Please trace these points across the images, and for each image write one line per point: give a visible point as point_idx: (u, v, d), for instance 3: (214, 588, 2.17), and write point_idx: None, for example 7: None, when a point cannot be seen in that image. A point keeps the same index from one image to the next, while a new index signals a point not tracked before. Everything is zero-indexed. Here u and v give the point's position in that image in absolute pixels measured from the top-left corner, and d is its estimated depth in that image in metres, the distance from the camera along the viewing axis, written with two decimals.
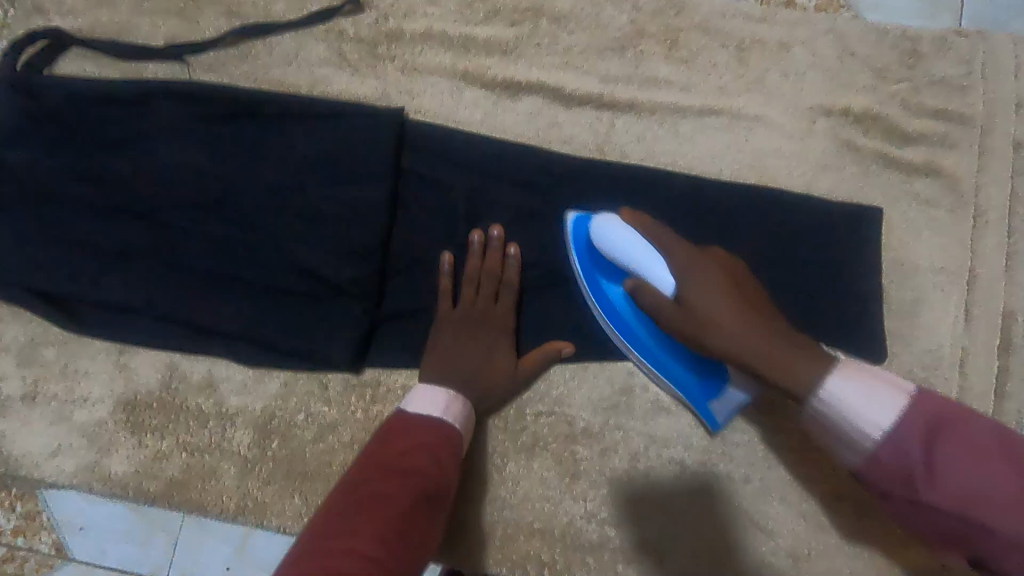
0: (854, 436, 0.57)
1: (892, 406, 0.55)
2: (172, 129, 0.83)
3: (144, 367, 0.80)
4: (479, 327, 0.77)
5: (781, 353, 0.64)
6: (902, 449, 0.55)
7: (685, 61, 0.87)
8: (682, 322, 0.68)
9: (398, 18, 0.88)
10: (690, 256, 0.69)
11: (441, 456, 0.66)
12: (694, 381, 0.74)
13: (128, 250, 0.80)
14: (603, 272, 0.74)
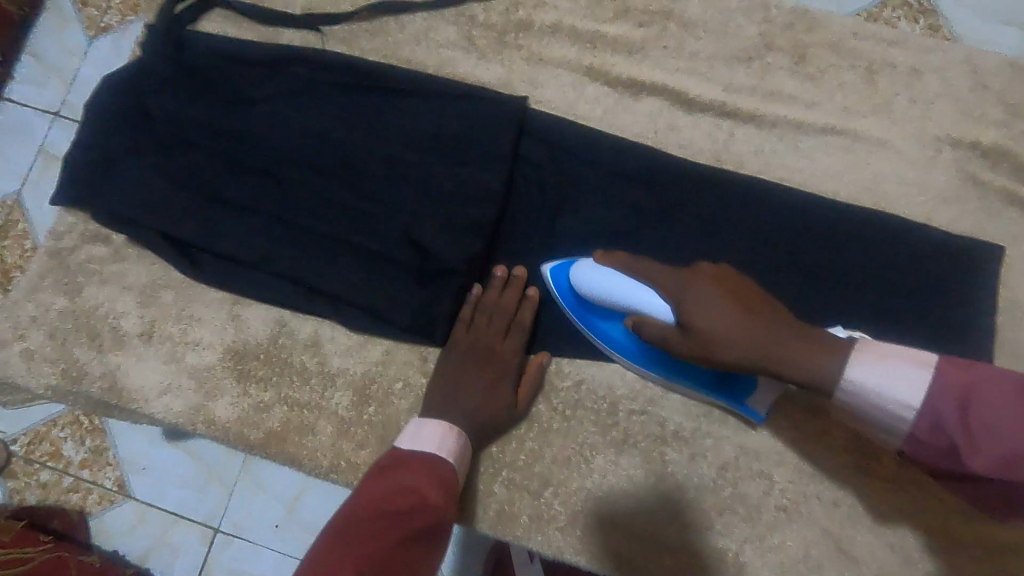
0: (893, 420, 0.60)
1: (919, 382, 0.59)
2: (302, 95, 0.85)
3: (254, 320, 0.83)
4: (485, 362, 0.78)
5: (796, 353, 0.65)
6: (936, 423, 0.58)
7: (812, 78, 0.86)
8: (687, 346, 0.68)
9: (528, 8, 0.89)
10: (668, 275, 0.71)
11: (427, 492, 0.67)
12: (718, 386, 0.74)
13: (253, 206, 0.83)
14: (597, 314, 0.76)
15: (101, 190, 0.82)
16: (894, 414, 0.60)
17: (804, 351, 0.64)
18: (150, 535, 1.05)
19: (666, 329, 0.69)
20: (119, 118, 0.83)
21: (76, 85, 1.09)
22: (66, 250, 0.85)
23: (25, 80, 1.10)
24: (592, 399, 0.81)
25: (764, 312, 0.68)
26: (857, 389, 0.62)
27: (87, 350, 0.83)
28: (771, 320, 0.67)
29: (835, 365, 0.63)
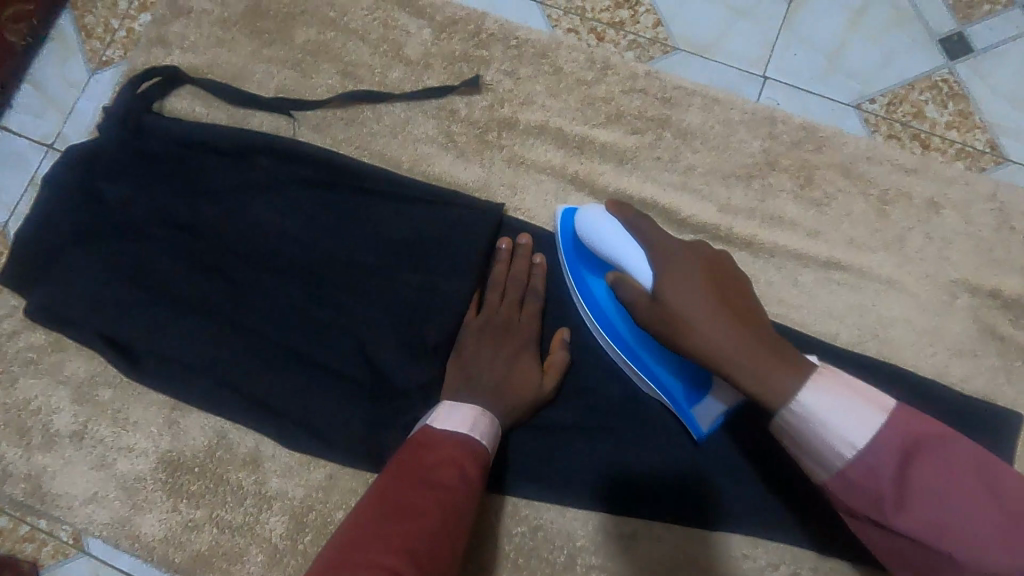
0: (826, 452, 0.49)
1: (869, 420, 0.48)
2: (264, 188, 0.80)
3: (191, 428, 0.77)
4: (505, 331, 0.75)
5: (763, 363, 0.54)
6: (874, 468, 0.48)
7: (817, 203, 0.79)
8: (656, 320, 0.61)
9: (514, 106, 0.83)
10: (667, 249, 0.62)
11: (471, 473, 0.61)
12: (679, 382, 0.68)
13: (201, 307, 0.77)
14: (586, 266, 0.72)
15: (44, 279, 0.77)
16: (831, 447, 0.49)
17: (776, 363, 0.53)
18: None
19: (640, 293, 0.62)
20: (67, 202, 0.78)
21: (75, 117, 0.94)
22: (4, 335, 0.80)
23: (20, 109, 0.95)
24: (548, 548, 0.73)
25: (754, 316, 0.59)
26: (809, 408, 0.50)
27: (14, 447, 0.77)
28: (752, 325, 0.58)
29: (796, 388, 0.51)
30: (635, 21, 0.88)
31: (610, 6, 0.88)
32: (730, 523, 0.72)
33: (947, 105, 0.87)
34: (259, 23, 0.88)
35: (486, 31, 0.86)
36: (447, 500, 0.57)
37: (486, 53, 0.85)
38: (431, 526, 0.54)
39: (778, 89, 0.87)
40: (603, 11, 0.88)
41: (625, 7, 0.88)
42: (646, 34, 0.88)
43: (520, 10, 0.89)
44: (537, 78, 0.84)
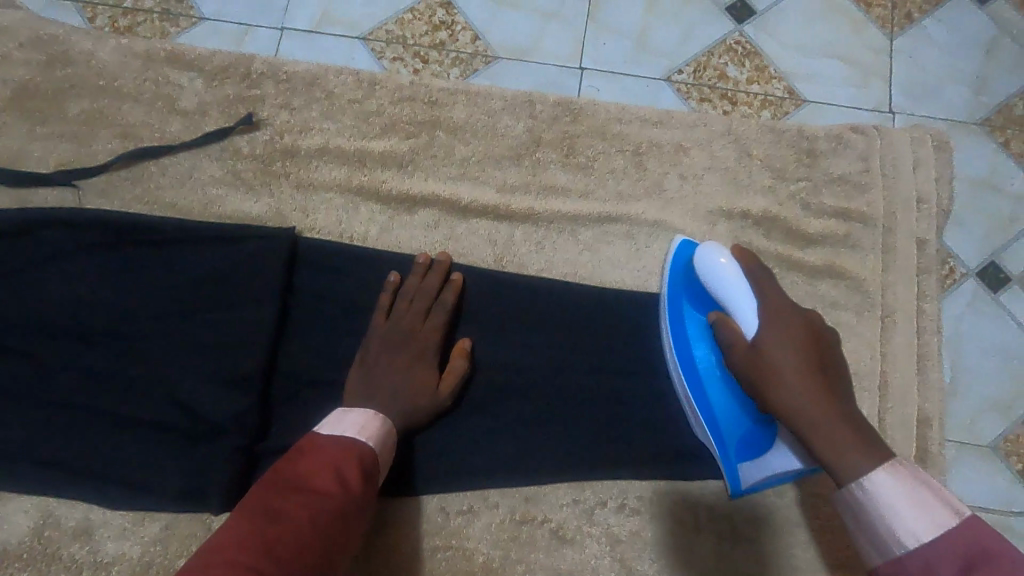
0: (884, 539, 0.51)
1: (939, 518, 0.49)
2: (54, 260, 0.81)
3: (14, 515, 0.76)
4: (407, 342, 0.76)
5: (836, 432, 0.59)
6: (931, 562, 0.48)
7: (582, 168, 0.86)
8: (746, 364, 0.65)
9: (293, 135, 0.88)
10: (790, 310, 0.65)
11: (350, 472, 0.62)
12: (743, 436, 0.69)
13: (6, 389, 0.77)
14: (690, 300, 0.74)
15: None
16: (891, 536, 0.51)
17: (857, 442, 0.57)
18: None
19: (735, 338, 0.67)
20: None
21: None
22: None
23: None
24: (393, 542, 0.75)
25: (842, 380, 0.63)
26: (872, 494, 0.54)
27: None
28: (842, 392, 0.62)
29: (866, 466, 0.55)
30: (454, 39, 0.98)
31: (428, 30, 0.98)
32: (554, 474, 0.76)
33: (744, 62, 0.98)
34: (29, 104, 0.89)
35: (256, 71, 0.90)
36: (317, 498, 0.58)
37: (260, 91, 0.89)
38: (301, 524, 0.55)
39: (596, 78, 0.97)
40: (423, 36, 0.98)
41: (442, 29, 0.98)
42: (466, 49, 0.97)
43: (344, 47, 0.97)
44: (311, 105, 0.89)
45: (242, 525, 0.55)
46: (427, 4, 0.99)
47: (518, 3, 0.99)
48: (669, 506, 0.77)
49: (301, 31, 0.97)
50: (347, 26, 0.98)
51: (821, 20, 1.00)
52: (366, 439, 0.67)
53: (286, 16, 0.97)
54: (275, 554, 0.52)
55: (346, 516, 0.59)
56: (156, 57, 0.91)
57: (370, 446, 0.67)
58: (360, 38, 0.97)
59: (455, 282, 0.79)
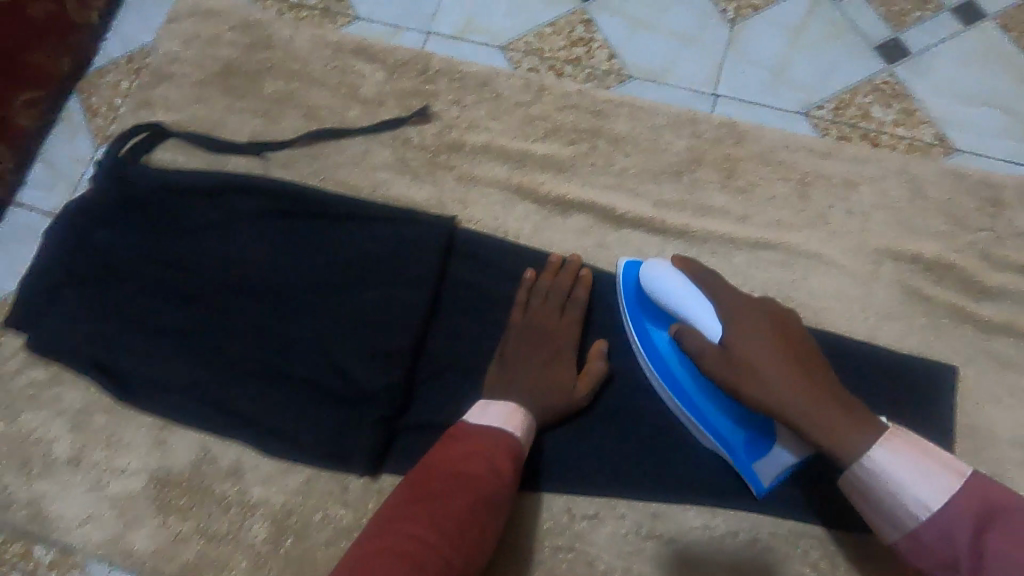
0: (902, 518, 0.57)
1: (946, 483, 0.55)
2: (238, 221, 0.89)
3: (179, 447, 0.83)
4: (545, 338, 0.78)
5: (830, 415, 0.62)
6: (949, 529, 0.54)
7: (743, 191, 0.85)
8: (722, 368, 0.67)
9: (461, 130, 0.92)
10: (743, 304, 0.69)
11: (503, 463, 0.66)
12: (746, 434, 0.71)
13: (182, 329, 0.84)
14: (650, 318, 0.76)
15: (44, 319, 0.86)
16: (909, 512, 0.57)
17: (845, 419, 0.61)
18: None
19: (706, 344, 0.68)
20: (65, 249, 0.88)
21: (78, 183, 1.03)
22: (9, 374, 0.87)
23: (34, 185, 1.06)
24: (516, 534, 0.76)
25: (825, 366, 0.66)
26: (875, 470, 0.59)
27: (18, 477, 0.83)
28: (823, 377, 0.65)
29: (864, 443, 0.60)
30: (591, 56, 0.99)
31: (566, 45, 1.00)
32: (685, 494, 0.75)
33: (892, 104, 0.94)
34: (232, 81, 0.99)
35: (432, 68, 0.96)
36: (476, 486, 0.64)
37: (433, 87, 0.95)
38: (461, 512, 0.61)
39: (732, 105, 0.94)
40: (561, 50, 0.99)
41: (579, 45, 1.00)
42: (601, 66, 0.98)
43: (482, 54, 1.01)
44: (480, 104, 0.93)
45: (407, 504, 0.62)
46: (568, 19, 1.01)
47: (655, 27, 0.99)
48: (802, 548, 0.74)
49: (444, 36, 1.01)
50: (488, 35, 1.01)
51: (979, 67, 0.94)
52: (514, 430, 0.70)
53: (432, 21, 1.02)
54: (441, 533, 0.59)
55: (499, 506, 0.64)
56: (344, 48, 0.98)
57: (510, 433, 0.70)
58: (500, 47, 1.00)
59: (584, 279, 0.81)
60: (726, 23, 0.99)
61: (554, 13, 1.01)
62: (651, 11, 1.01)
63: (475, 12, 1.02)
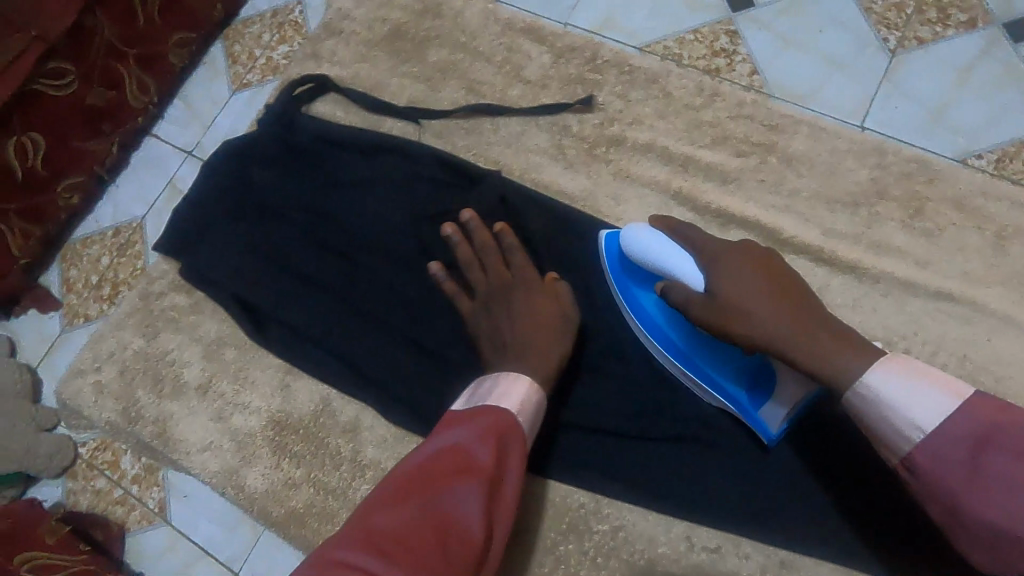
0: (898, 439, 0.54)
1: (938, 404, 0.52)
2: (388, 182, 0.88)
3: (301, 394, 0.84)
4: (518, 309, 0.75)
5: (824, 346, 0.60)
6: (941, 452, 0.52)
7: (928, 234, 0.78)
8: (711, 315, 0.66)
9: (624, 125, 0.89)
10: (722, 251, 0.68)
11: (476, 453, 0.56)
12: (747, 379, 0.70)
13: (324, 281, 0.85)
14: (633, 279, 0.75)
15: (196, 250, 0.88)
16: (901, 432, 0.54)
17: (836, 348, 0.59)
18: (177, 563, 0.94)
19: (692, 294, 0.67)
20: (223, 184, 0.89)
21: (213, 130, 1.17)
22: (153, 294, 0.91)
23: (170, 121, 1.19)
24: (628, 550, 0.75)
25: (807, 294, 0.64)
26: (874, 394, 0.55)
27: (149, 394, 0.86)
28: (808, 305, 0.63)
29: (855, 367, 0.57)
30: (731, 69, 0.92)
31: (706, 54, 0.93)
32: (816, 546, 0.72)
33: None
34: (398, 44, 0.99)
35: (602, 58, 0.93)
36: (437, 483, 0.54)
37: (600, 77, 0.92)
38: (415, 513, 0.50)
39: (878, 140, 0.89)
40: (700, 58, 0.94)
41: (720, 56, 0.93)
42: (742, 81, 0.91)
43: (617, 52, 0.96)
44: (647, 101, 0.89)
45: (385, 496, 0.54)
46: (713, 27, 0.94)
47: (806, 45, 0.93)
48: None
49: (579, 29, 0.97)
50: (624, 34, 0.96)
51: None
52: (506, 407, 0.63)
53: (569, 12, 0.98)
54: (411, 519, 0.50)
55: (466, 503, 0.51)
56: (514, 26, 0.97)
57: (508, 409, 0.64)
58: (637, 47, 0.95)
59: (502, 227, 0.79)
60: (887, 53, 0.91)
61: (700, 20, 0.95)
62: (805, 28, 0.93)
63: (614, 8, 0.97)
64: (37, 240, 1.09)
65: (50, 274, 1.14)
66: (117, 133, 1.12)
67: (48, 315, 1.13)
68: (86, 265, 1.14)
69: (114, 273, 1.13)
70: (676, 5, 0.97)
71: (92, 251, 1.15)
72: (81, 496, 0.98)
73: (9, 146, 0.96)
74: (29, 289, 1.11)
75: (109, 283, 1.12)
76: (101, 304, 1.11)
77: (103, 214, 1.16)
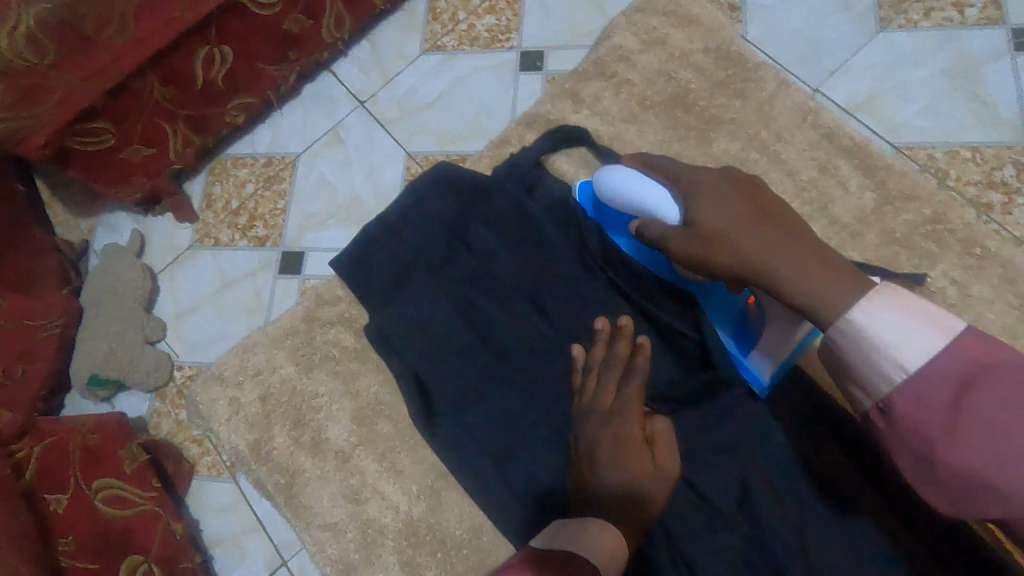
0: (873, 378, 0.42)
1: (926, 337, 0.40)
2: (625, 297, 0.71)
3: (451, 511, 0.70)
4: (628, 455, 0.61)
5: (812, 273, 0.47)
6: (923, 394, 0.40)
7: None
8: (688, 248, 0.55)
9: None
10: (696, 175, 0.58)
11: None
12: (732, 323, 0.67)
13: (518, 393, 0.70)
14: (611, 225, 0.72)
15: (388, 299, 0.75)
16: (879, 372, 0.41)
17: (826, 276, 0.46)
18: (230, 526, 0.89)
19: (669, 228, 0.57)
20: (433, 230, 0.76)
21: (392, 87, 1.04)
22: (319, 321, 0.79)
23: (352, 61, 1.06)
24: None
25: (790, 215, 0.51)
26: (859, 329, 0.42)
27: (286, 435, 0.76)
28: (792, 226, 0.51)
29: (846, 302, 0.44)
30: (1008, 212, 0.81)
31: (981, 182, 0.82)
32: None
33: None
34: (679, 115, 0.80)
35: (946, 222, 0.70)
36: None
37: (935, 247, 0.69)
38: None
39: None
40: (971, 184, 0.82)
41: (997, 190, 0.82)
42: (1017, 230, 0.80)
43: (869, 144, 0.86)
44: (993, 304, 0.67)
45: None
46: (998, 151, 0.83)
47: None
48: None
49: (835, 102, 0.88)
50: (886, 126, 0.86)
51: None
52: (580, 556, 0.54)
53: (828, 81, 0.89)
54: None
55: None
56: (836, 140, 0.75)
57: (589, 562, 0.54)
58: (895, 146, 0.85)
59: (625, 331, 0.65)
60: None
61: (982, 136, 0.84)
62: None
63: (883, 91, 0.87)
64: (194, 149, 0.98)
65: (195, 183, 1.04)
66: (300, 63, 0.98)
67: (179, 224, 1.03)
68: (231, 186, 1.03)
69: (254, 205, 1.02)
70: (960, 110, 0.85)
71: (241, 173, 1.04)
72: (165, 421, 0.94)
73: (199, 54, 0.85)
74: (172, 193, 1.00)
75: (247, 214, 1.02)
76: (234, 233, 1.02)
77: (260, 137, 1.05)
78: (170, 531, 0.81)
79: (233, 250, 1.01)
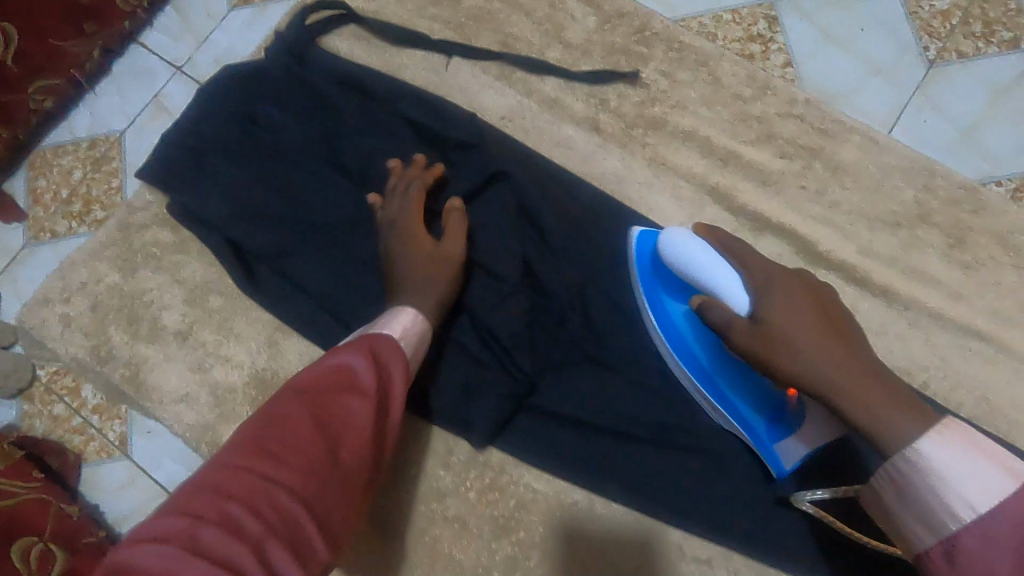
0: (937, 515, 0.46)
1: (994, 481, 0.45)
2: (404, 136, 0.81)
3: (291, 353, 0.78)
4: (415, 250, 0.72)
5: (880, 398, 0.51)
6: (992, 533, 0.44)
7: (965, 266, 0.76)
8: (750, 344, 0.58)
9: (666, 108, 0.82)
10: (767, 269, 0.60)
11: (352, 364, 0.56)
12: (764, 405, 0.67)
13: (325, 236, 0.79)
14: (666, 289, 0.69)
15: (188, 184, 0.80)
16: (944, 510, 0.46)
17: (897, 401, 0.50)
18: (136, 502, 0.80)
19: (734, 317, 0.59)
20: (222, 116, 0.82)
21: (209, 46, 0.93)
22: (134, 226, 0.83)
23: (160, 29, 0.95)
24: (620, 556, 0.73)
25: (853, 333, 0.57)
26: (925, 466, 0.47)
27: (123, 333, 0.80)
28: (858, 350, 0.55)
29: (914, 432, 0.48)
30: (766, 57, 0.85)
31: (741, 38, 0.85)
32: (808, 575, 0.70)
33: None
34: None
35: (651, 29, 0.85)
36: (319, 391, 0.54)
37: (646, 50, 0.85)
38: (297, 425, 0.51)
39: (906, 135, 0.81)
40: (735, 41, 0.85)
41: (756, 41, 0.85)
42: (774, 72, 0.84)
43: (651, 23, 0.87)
44: (694, 84, 0.83)
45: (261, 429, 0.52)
46: (754, 9, 0.86)
47: (848, 45, 0.84)
48: None
49: None
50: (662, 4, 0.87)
51: None
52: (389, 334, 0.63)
53: None
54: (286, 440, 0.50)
55: (343, 415, 0.52)
56: None
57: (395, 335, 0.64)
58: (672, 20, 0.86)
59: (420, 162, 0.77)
60: (927, 64, 0.83)
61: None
62: (846, 24, 0.85)
63: None
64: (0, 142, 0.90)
65: (15, 181, 0.92)
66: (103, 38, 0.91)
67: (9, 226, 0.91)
68: (56, 176, 0.92)
69: (86, 189, 0.91)
70: None
71: (65, 161, 0.93)
72: None
73: None
74: None
75: (81, 200, 0.91)
76: (70, 223, 0.91)
77: (79, 123, 0.94)
78: (67, 512, 0.74)
79: (72, 237, 0.90)
